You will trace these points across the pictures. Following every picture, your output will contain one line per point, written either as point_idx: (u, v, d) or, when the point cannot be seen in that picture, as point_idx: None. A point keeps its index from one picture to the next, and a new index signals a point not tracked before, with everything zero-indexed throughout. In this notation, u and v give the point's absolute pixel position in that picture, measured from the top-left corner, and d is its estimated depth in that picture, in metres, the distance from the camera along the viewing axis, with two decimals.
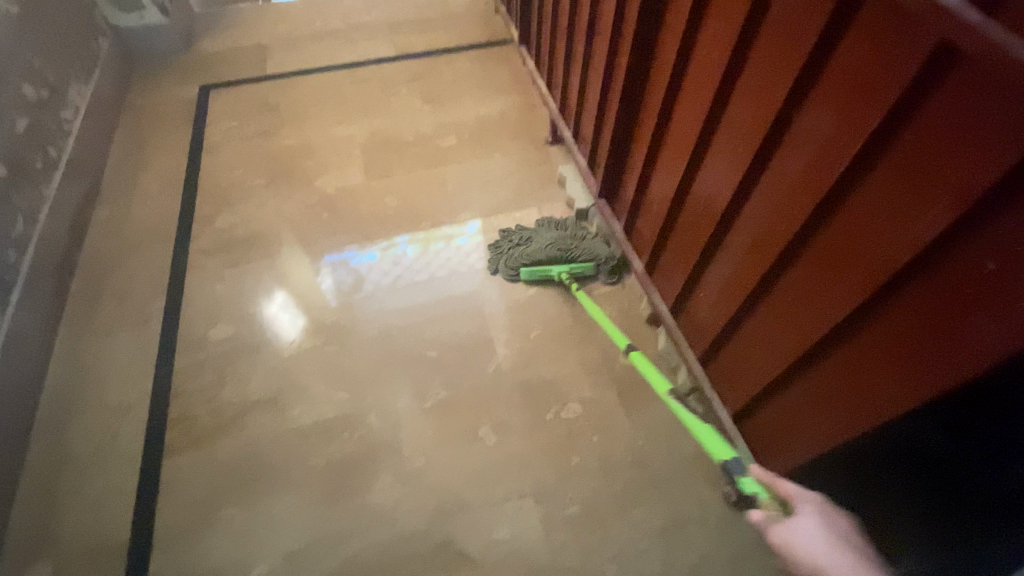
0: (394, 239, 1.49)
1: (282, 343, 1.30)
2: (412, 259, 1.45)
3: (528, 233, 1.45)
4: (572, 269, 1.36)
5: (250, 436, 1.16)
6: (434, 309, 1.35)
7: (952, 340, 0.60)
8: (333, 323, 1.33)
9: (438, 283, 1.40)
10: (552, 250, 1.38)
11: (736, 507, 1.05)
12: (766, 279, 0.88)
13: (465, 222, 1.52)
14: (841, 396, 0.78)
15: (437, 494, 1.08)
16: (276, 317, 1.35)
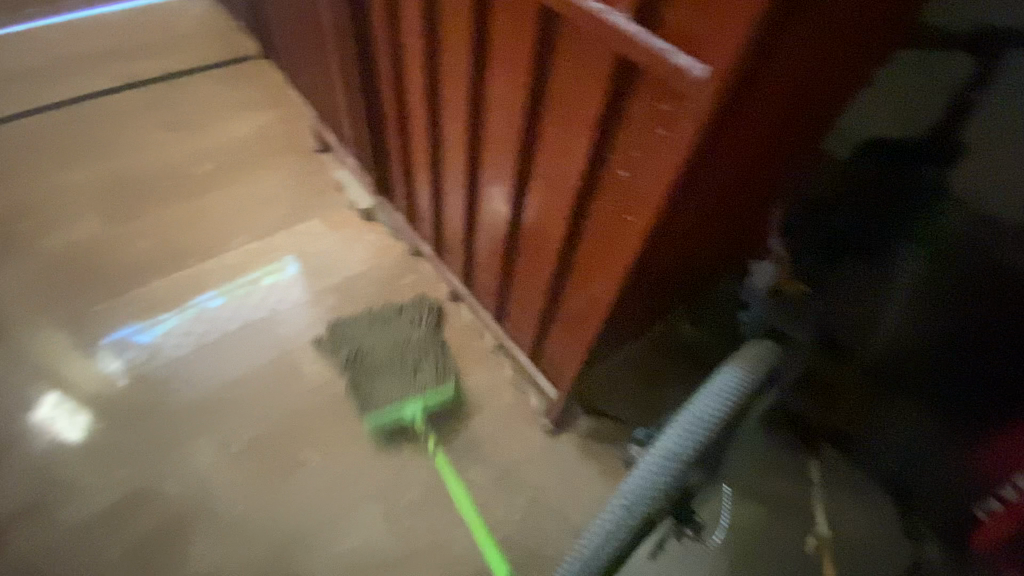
0: (197, 299, 1.32)
1: (40, 441, 1.09)
2: (209, 325, 1.28)
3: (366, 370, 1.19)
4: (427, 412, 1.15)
5: (18, 556, 0.97)
6: (255, 355, 1.24)
7: (622, 242, 0.74)
8: (99, 397, 1.15)
9: (255, 329, 1.28)
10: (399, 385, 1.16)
11: (555, 436, 1.18)
12: (512, 231, 0.99)
13: (283, 263, 1.40)
14: (583, 314, 0.92)
15: (268, 534, 1.01)
16: (52, 419, 1.12)
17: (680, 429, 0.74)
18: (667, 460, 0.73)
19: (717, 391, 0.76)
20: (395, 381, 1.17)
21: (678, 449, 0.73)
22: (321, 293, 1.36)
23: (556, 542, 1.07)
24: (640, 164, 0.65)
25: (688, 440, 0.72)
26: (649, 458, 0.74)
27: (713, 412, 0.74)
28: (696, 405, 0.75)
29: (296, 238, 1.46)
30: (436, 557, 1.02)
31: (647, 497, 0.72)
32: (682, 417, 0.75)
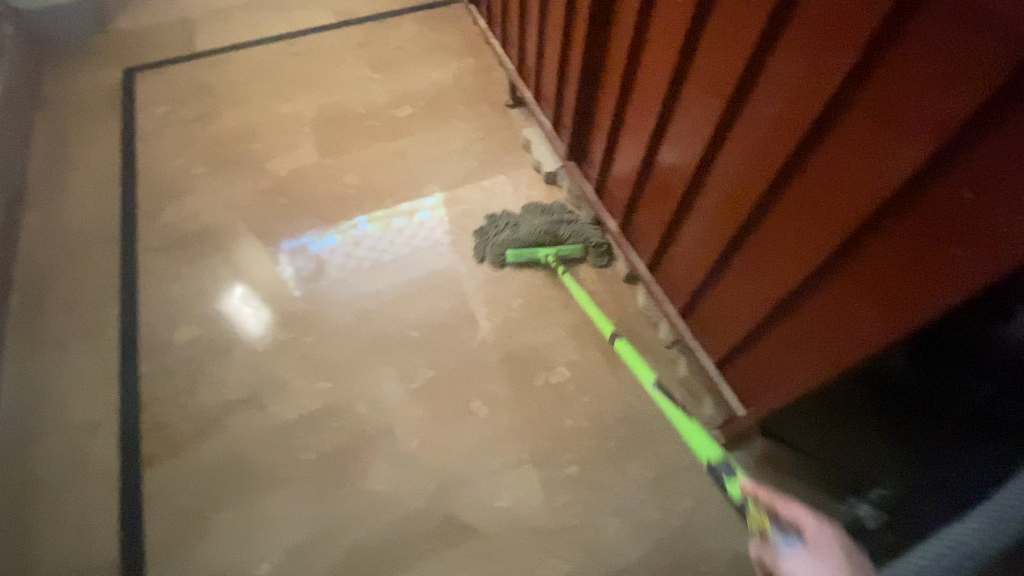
0: (353, 221, 1.43)
1: (259, 338, 1.24)
2: (374, 240, 1.40)
3: (511, 219, 1.37)
4: (560, 253, 1.32)
5: (235, 436, 1.11)
6: (404, 289, 1.32)
7: (935, 269, 0.61)
8: (297, 313, 1.28)
9: (405, 262, 1.36)
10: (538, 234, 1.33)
11: (724, 450, 1.10)
12: (744, 229, 0.88)
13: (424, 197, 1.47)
14: (826, 337, 0.81)
15: (437, 472, 1.07)
16: (238, 311, 1.28)
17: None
18: None
19: None
20: (536, 232, 1.33)
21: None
22: None
23: (713, 561, 1.01)
24: (1003, 193, 0.52)
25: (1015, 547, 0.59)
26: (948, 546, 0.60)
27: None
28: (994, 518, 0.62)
29: (480, 193, 1.48)
30: (589, 539, 1.02)
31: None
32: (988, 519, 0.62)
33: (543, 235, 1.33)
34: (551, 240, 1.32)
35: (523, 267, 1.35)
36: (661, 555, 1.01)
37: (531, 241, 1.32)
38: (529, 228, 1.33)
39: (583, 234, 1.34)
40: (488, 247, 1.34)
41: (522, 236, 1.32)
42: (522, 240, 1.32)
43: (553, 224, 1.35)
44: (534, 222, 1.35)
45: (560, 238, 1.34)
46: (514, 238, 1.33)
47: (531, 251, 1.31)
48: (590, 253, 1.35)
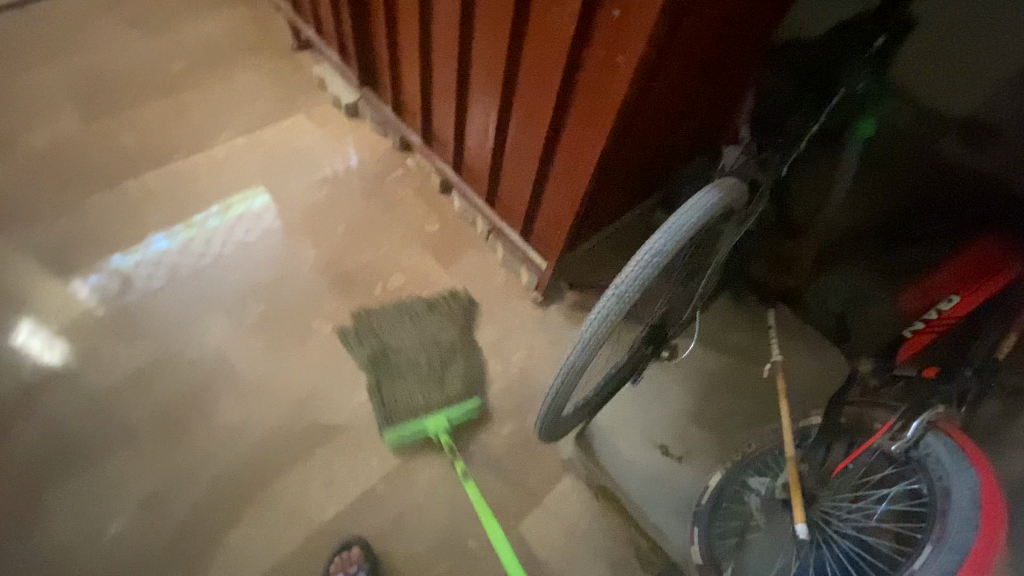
0: (154, 239, 1.26)
1: (56, 316, 1.13)
2: (187, 254, 1.25)
3: (387, 377, 1.11)
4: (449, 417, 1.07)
5: (52, 416, 1.03)
6: (237, 282, 1.22)
7: (615, 74, 0.82)
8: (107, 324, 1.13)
9: (229, 257, 1.25)
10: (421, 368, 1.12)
11: (544, 306, 1.30)
12: (501, 101, 1.04)
13: (248, 193, 1.35)
14: (569, 170, 1.01)
15: (292, 390, 1.10)
16: (33, 344, 1.10)
17: (666, 231, 0.76)
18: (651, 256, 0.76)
19: (700, 202, 0.78)
20: (419, 400, 1.08)
21: (665, 247, 0.76)
22: (314, 186, 1.39)
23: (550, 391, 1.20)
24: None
25: (671, 238, 0.75)
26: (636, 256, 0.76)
27: (680, 231, 0.76)
28: (663, 228, 0.77)
29: (283, 134, 1.47)
30: None
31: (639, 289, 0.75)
32: (668, 221, 0.77)
33: (426, 394, 1.10)
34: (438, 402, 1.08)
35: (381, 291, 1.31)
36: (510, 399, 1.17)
37: (411, 408, 1.08)
38: (410, 400, 1.08)
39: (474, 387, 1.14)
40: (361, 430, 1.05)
41: (398, 400, 1.08)
42: (400, 411, 1.07)
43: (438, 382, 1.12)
44: (416, 384, 1.11)
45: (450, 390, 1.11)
46: (394, 410, 1.07)
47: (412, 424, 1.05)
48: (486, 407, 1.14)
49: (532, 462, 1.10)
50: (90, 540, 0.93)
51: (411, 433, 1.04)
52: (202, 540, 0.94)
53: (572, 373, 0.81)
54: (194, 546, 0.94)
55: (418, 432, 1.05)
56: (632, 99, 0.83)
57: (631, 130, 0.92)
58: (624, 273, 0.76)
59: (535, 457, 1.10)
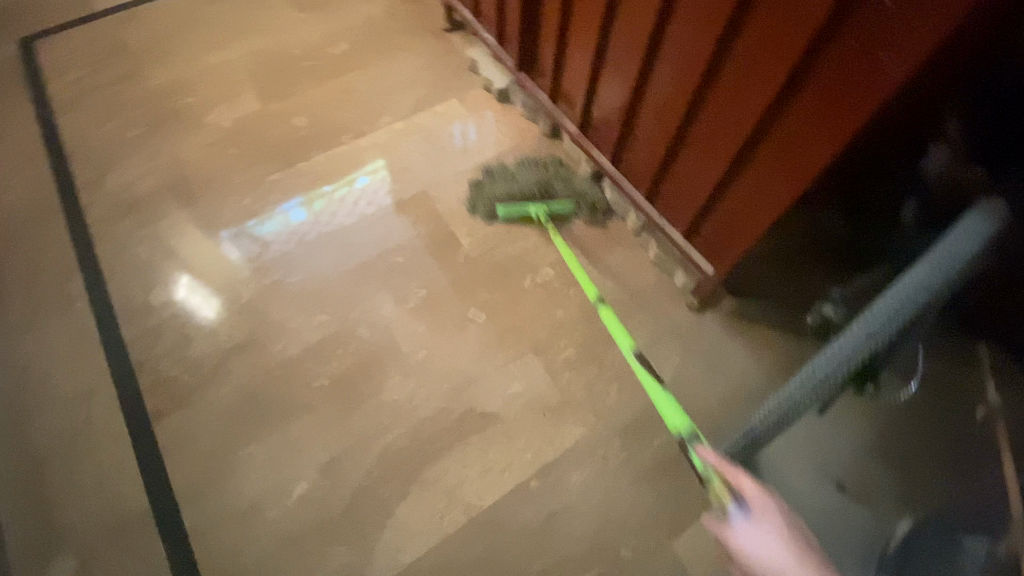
0: (281, 207, 1.34)
1: (242, 285, 1.23)
2: (313, 222, 1.32)
3: (509, 174, 1.38)
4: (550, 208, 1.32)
5: (243, 377, 1.12)
6: (364, 254, 1.28)
7: (866, 76, 0.73)
8: (250, 289, 1.23)
9: (355, 230, 1.31)
10: (530, 188, 1.34)
11: (698, 312, 1.23)
12: (698, 95, 0.98)
13: (363, 163, 1.41)
14: (778, 171, 0.92)
15: (450, 375, 1.14)
16: (189, 298, 1.21)
17: (932, 264, 0.70)
18: (916, 294, 0.70)
19: (973, 230, 0.68)
20: (529, 186, 1.34)
21: (931, 283, 0.69)
22: (467, 171, 1.41)
23: (706, 403, 1.13)
24: None
25: (942, 273, 0.68)
26: (893, 292, 0.71)
27: (950, 265, 0.69)
28: (928, 260, 0.70)
29: (437, 118, 1.49)
30: (596, 405, 1.12)
31: (894, 327, 0.70)
32: (934, 252, 0.70)
33: (534, 187, 1.34)
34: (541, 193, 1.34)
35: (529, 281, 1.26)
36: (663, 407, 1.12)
37: (521, 194, 1.34)
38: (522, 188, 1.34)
39: (577, 192, 1.35)
40: (481, 200, 1.34)
41: (513, 188, 1.34)
42: (511, 192, 1.34)
43: (547, 183, 1.36)
44: (528, 176, 1.36)
45: (553, 195, 1.35)
46: (507, 190, 1.34)
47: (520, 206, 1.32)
48: (583, 210, 1.34)
49: (686, 477, 1.05)
50: (275, 496, 1.01)
51: (517, 210, 1.31)
52: (373, 511, 1.00)
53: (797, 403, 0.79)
54: (368, 515, 1.00)
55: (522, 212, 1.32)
56: (893, 100, 0.72)
57: (872, 135, 0.81)
58: (881, 309, 0.71)
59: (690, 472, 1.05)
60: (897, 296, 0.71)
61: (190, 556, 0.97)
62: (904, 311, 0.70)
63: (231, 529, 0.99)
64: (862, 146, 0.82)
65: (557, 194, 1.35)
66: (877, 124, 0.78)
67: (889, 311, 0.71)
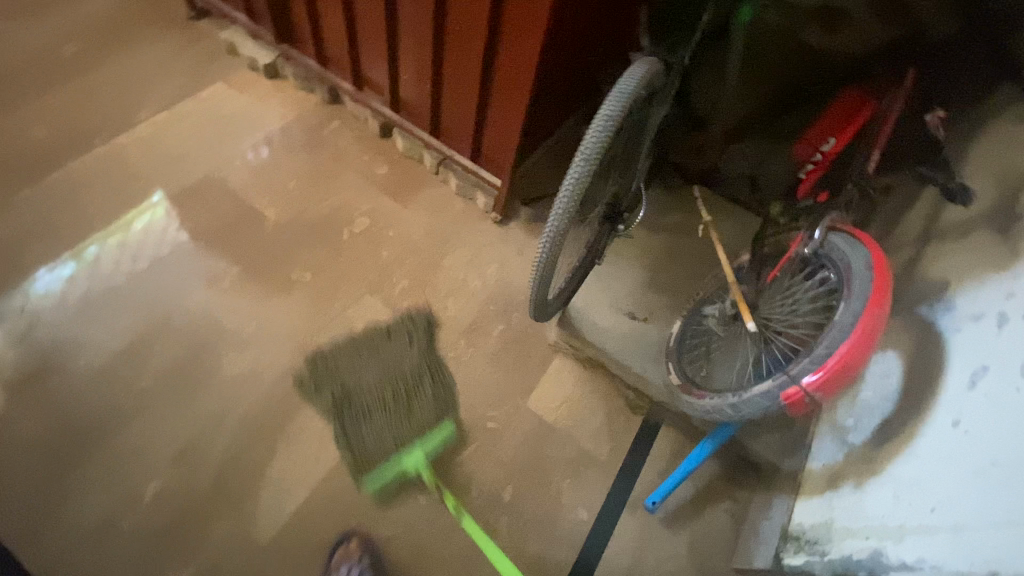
0: (47, 278, 1.14)
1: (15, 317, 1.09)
2: (93, 278, 1.15)
3: (356, 416, 1.08)
4: (428, 454, 1.08)
5: (49, 405, 1.01)
6: (169, 286, 1.17)
7: None
8: (26, 363, 1.05)
9: (154, 267, 1.19)
10: (393, 440, 1.07)
11: (503, 223, 1.41)
12: (434, 22, 1.12)
13: (146, 201, 1.27)
14: (512, 77, 1.11)
15: (291, 336, 1.15)
16: None
17: (612, 100, 0.88)
18: (605, 123, 0.88)
19: (632, 78, 0.90)
20: (388, 433, 1.07)
21: (614, 114, 0.88)
22: (255, 148, 1.40)
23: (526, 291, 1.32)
24: None
25: (618, 105, 0.87)
26: (595, 124, 0.88)
27: (625, 96, 0.89)
28: (611, 98, 0.90)
29: (207, 104, 1.43)
30: (436, 321, 1.24)
31: (599, 151, 0.88)
32: (612, 92, 0.89)
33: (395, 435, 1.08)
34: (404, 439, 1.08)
35: (347, 233, 1.32)
36: (492, 305, 1.29)
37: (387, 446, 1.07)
38: (378, 433, 1.07)
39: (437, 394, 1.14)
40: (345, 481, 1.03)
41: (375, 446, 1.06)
42: (375, 455, 1.06)
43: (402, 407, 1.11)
44: (385, 417, 1.09)
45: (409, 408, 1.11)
46: (369, 454, 1.05)
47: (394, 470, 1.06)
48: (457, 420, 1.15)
49: (525, 353, 1.23)
50: (127, 505, 0.95)
51: (393, 474, 1.05)
52: (243, 481, 1.00)
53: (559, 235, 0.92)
54: (240, 482, 0.99)
55: (400, 472, 1.05)
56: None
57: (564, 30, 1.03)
58: (591, 139, 0.88)
59: (527, 348, 1.24)
60: (596, 126, 0.88)
61: None
62: (600, 136, 0.88)
63: (84, 556, 0.91)
64: (560, 41, 1.03)
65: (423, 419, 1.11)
66: (561, 18, 0.99)
67: (594, 139, 0.87)
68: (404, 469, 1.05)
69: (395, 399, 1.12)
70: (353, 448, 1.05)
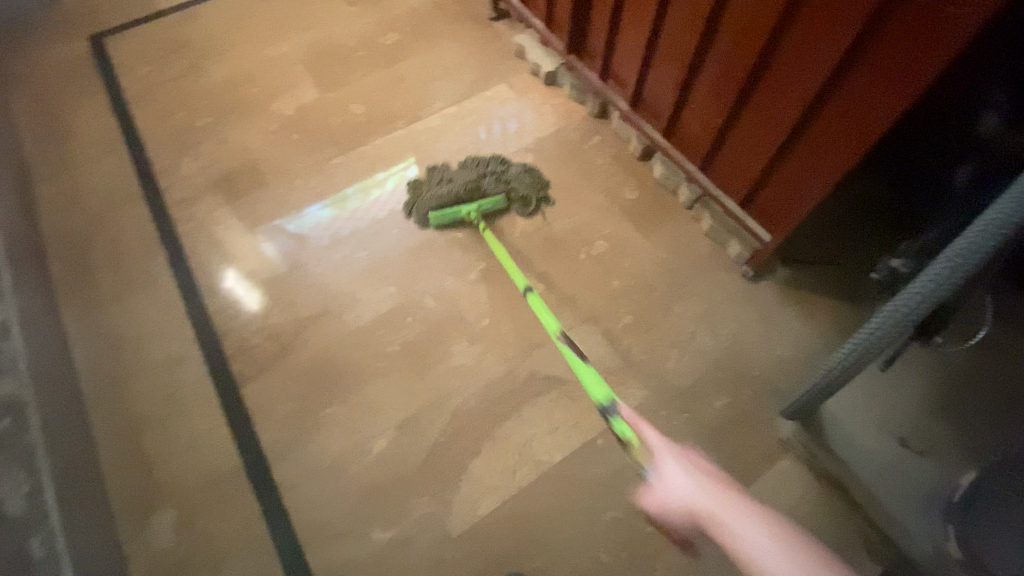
0: (309, 210, 1.38)
1: (306, 257, 1.31)
2: (344, 220, 1.36)
3: (444, 175, 1.35)
4: (481, 208, 1.30)
5: (319, 344, 1.19)
6: (404, 248, 1.32)
7: (932, 29, 0.76)
8: (286, 280, 1.28)
9: (393, 226, 1.35)
10: (459, 190, 1.30)
11: (753, 282, 1.25)
12: (755, 62, 1.02)
13: (398, 166, 1.44)
14: (839, 135, 0.95)
15: (513, 341, 1.19)
16: (236, 289, 1.27)
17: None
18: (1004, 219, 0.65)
19: None
20: (458, 189, 1.30)
21: (1022, 206, 0.64)
22: (519, 152, 1.46)
23: (764, 366, 1.15)
24: None
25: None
26: (981, 219, 0.67)
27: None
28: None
29: (487, 103, 1.54)
30: (655, 370, 1.16)
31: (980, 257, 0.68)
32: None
33: (465, 190, 1.31)
34: (471, 193, 1.31)
35: (584, 254, 1.30)
36: (720, 370, 1.15)
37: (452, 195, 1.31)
38: (453, 187, 1.31)
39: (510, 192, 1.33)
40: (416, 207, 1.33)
41: (446, 190, 1.31)
42: (445, 195, 1.30)
43: (480, 179, 1.33)
44: (464, 177, 1.32)
45: (483, 189, 1.32)
46: (436, 195, 1.31)
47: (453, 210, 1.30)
48: (513, 203, 1.35)
49: (747, 437, 1.09)
50: (357, 453, 1.07)
51: (450, 213, 1.29)
52: (448, 467, 1.06)
53: (877, 341, 0.82)
54: (444, 468, 1.06)
55: (455, 214, 1.30)
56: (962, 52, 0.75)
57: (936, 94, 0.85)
58: (966, 240, 0.69)
59: (750, 433, 1.09)
60: (984, 223, 0.67)
61: (282, 509, 1.03)
62: (989, 234, 0.67)
63: (317, 484, 1.05)
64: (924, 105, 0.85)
65: (488, 189, 1.32)
66: (939, 81, 0.81)
67: (975, 240, 0.68)
68: (459, 212, 1.30)
69: (476, 172, 1.34)
70: (546, 488, 1.04)
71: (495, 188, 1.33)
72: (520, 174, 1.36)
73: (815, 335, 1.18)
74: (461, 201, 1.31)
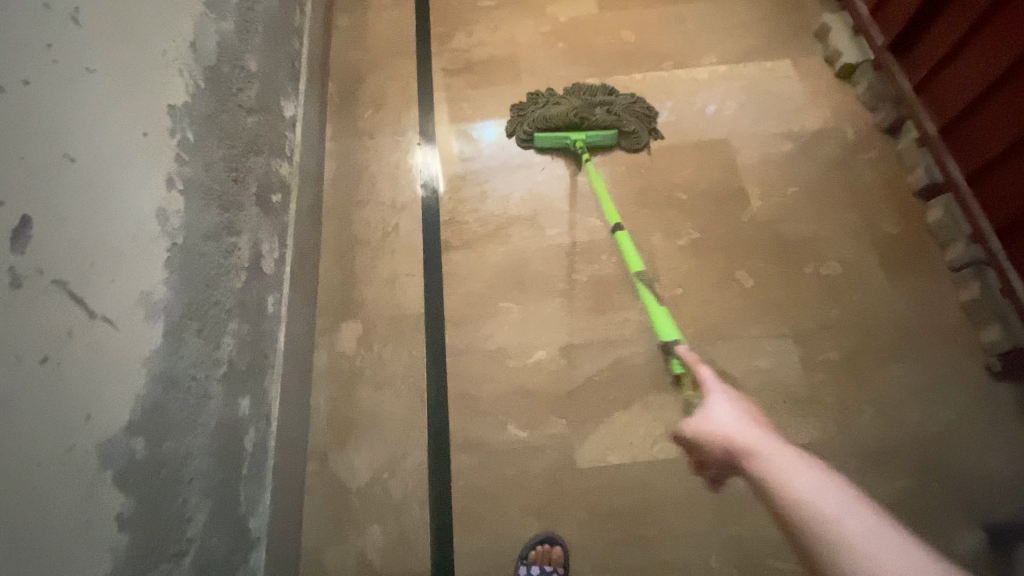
0: (480, 123, 1.40)
1: (488, 159, 1.35)
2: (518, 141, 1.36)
3: (551, 99, 1.36)
4: (588, 137, 1.29)
5: (517, 243, 1.24)
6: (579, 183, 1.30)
7: None
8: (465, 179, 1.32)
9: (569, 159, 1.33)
10: (573, 112, 1.31)
11: (1001, 384, 1.06)
12: None
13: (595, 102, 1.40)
14: None
15: (701, 318, 1.14)
16: (425, 173, 1.34)
17: None
18: None
19: None
20: (572, 109, 1.31)
21: None
22: (779, 138, 1.33)
23: (970, 474, 0.99)
24: None
25: None
26: None
27: None
28: None
29: (763, 76, 1.41)
30: (841, 418, 1.04)
31: None
32: None
33: (573, 116, 1.31)
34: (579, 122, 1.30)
35: (811, 268, 1.17)
36: (917, 454, 1.01)
37: (561, 117, 1.31)
38: (565, 108, 1.32)
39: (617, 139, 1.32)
40: (520, 126, 1.34)
41: (556, 109, 1.31)
42: (556, 115, 1.31)
43: (590, 108, 1.32)
44: (574, 101, 1.33)
45: (594, 120, 1.30)
46: (544, 113, 1.31)
47: (561, 135, 1.30)
48: (623, 139, 1.32)
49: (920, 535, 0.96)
50: (518, 353, 1.13)
51: (558, 136, 1.30)
52: (593, 405, 1.07)
53: None
54: (590, 403, 1.07)
55: (561, 138, 1.30)
56: None
57: None
58: None
59: (926, 534, 0.96)
60: None
61: (441, 369, 1.12)
62: None
63: (478, 361, 1.12)
64: None
65: (601, 119, 1.30)
66: None
67: None
68: (566, 136, 1.29)
69: (585, 101, 1.33)
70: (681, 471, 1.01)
71: (605, 121, 1.31)
72: (631, 105, 1.34)
73: (1023, 475, 0.99)
74: (570, 127, 1.31)
